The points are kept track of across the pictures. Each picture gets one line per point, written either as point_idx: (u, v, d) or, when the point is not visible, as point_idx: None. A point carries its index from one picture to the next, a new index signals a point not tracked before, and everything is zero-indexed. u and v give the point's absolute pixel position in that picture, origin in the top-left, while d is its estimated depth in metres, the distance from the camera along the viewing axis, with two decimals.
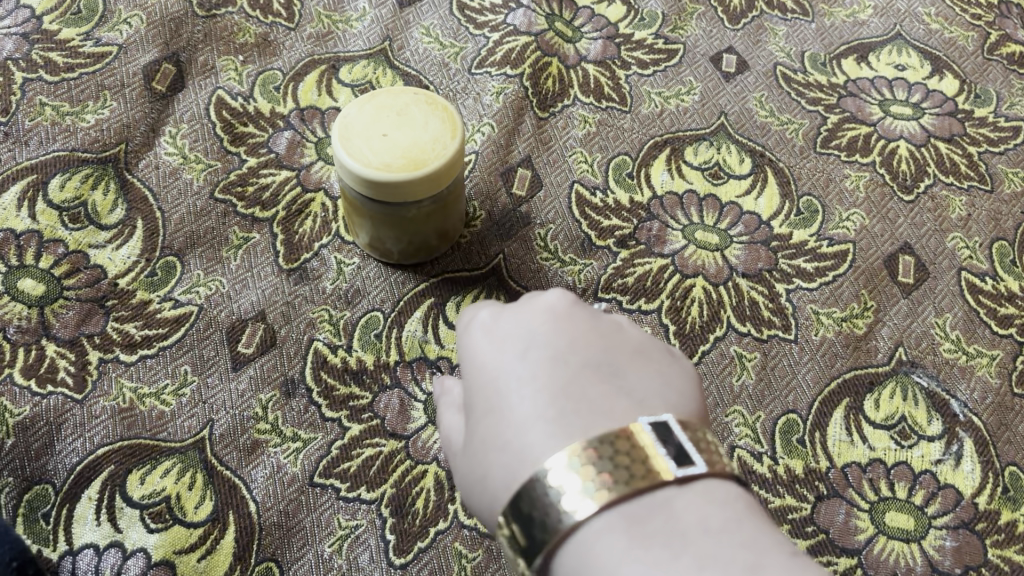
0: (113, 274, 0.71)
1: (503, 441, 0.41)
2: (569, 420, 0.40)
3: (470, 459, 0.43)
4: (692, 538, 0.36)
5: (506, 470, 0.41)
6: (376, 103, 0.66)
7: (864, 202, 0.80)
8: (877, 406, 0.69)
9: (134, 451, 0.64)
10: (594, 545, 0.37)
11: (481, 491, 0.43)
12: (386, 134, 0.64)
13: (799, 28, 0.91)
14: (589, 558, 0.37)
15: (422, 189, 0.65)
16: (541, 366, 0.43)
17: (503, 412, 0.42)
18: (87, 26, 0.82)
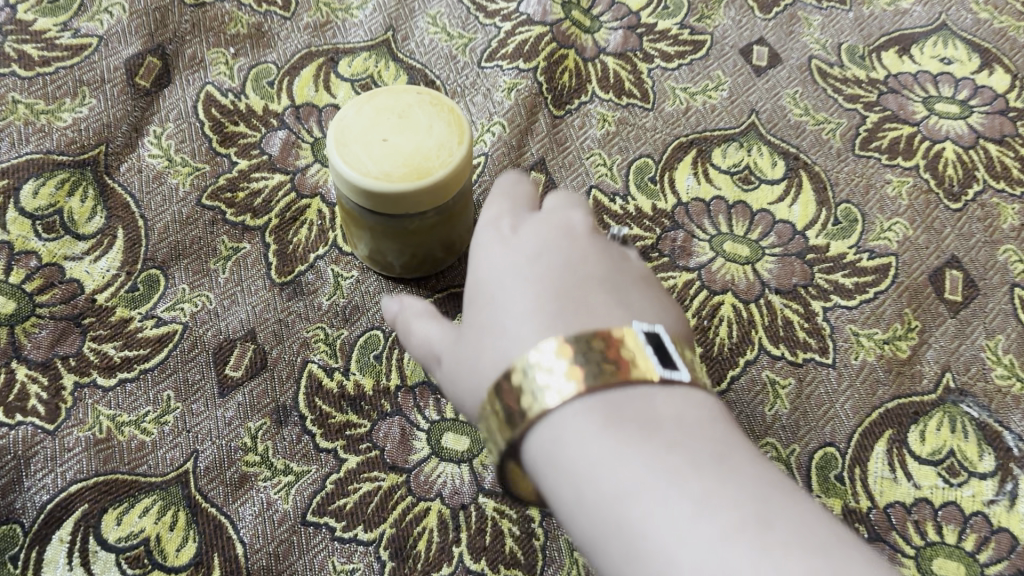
0: (91, 290, 0.65)
1: (500, 328, 0.45)
2: (567, 313, 0.44)
3: (463, 345, 0.47)
4: (666, 428, 0.39)
5: (500, 350, 0.44)
6: (376, 104, 0.60)
7: (907, 210, 0.73)
8: (923, 439, 0.63)
9: (110, 488, 0.59)
10: (568, 424, 0.40)
11: (467, 374, 0.46)
12: (386, 138, 0.58)
13: (835, 18, 0.84)
14: (564, 432, 0.40)
15: (427, 199, 0.58)
16: (545, 271, 0.46)
17: (505, 302, 0.46)
18: (64, 15, 0.76)
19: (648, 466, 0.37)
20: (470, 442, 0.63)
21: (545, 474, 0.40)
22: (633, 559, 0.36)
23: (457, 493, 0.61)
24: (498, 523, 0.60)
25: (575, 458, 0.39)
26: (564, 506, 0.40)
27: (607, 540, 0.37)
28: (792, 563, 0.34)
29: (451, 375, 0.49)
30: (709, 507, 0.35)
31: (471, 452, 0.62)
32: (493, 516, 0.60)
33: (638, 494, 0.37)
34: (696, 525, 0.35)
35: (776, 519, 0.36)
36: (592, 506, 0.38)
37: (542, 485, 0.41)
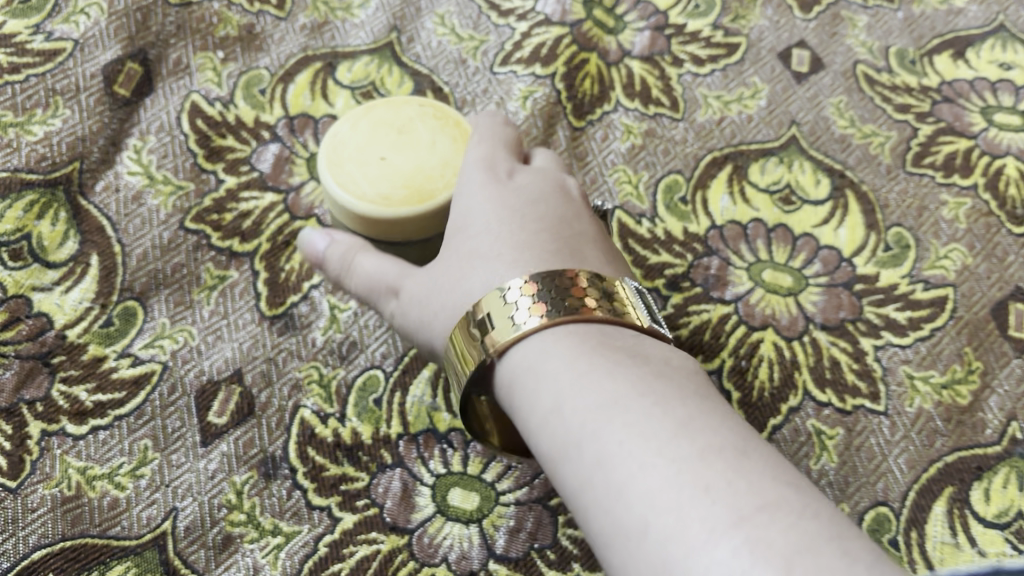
0: (61, 324, 0.59)
1: (491, 253, 0.45)
2: (565, 256, 0.45)
3: (439, 269, 0.47)
4: (652, 363, 0.39)
5: (487, 274, 0.44)
6: (371, 116, 0.53)
7: (965, 234, 0.66)
8: (988, 498, 0.56)
9: (77, 554, 0.52)
10: (556, 347, 0.40)
11: (435, 299, 0.47)
12: (384, 157, 0.51)
13: (882, 18, 0.77)
14: (550, 351, 0.40)
15: (429, 226, 0.51)
16: (544, 210, 0.48)
17: (498, 229, 0.46)
18: (37, 17, 0.70)
19: (635, 387, 0.37)
20: (480, 499, 0.56)
21: (524, 392, 0.39)
22: (603, 466, 0.34)
23: (465, 557, 0.54)
24: None
25: (560, 375, 0.38)
26: (537, 421, 0.38)
27: (576, 450, 0.36)
28: (762, 485, 0.32)
29: (420, 303, 0.48)
30: (689, 429, 0.34)
31: (481, 511, 0.56)
32: None
33: (623, 407, 0.35)
34: (671, 439, 0.34)
35: (754, 452, 0.34)
36: (568, 416, 0.37)
37: (520, 399, 0.40)
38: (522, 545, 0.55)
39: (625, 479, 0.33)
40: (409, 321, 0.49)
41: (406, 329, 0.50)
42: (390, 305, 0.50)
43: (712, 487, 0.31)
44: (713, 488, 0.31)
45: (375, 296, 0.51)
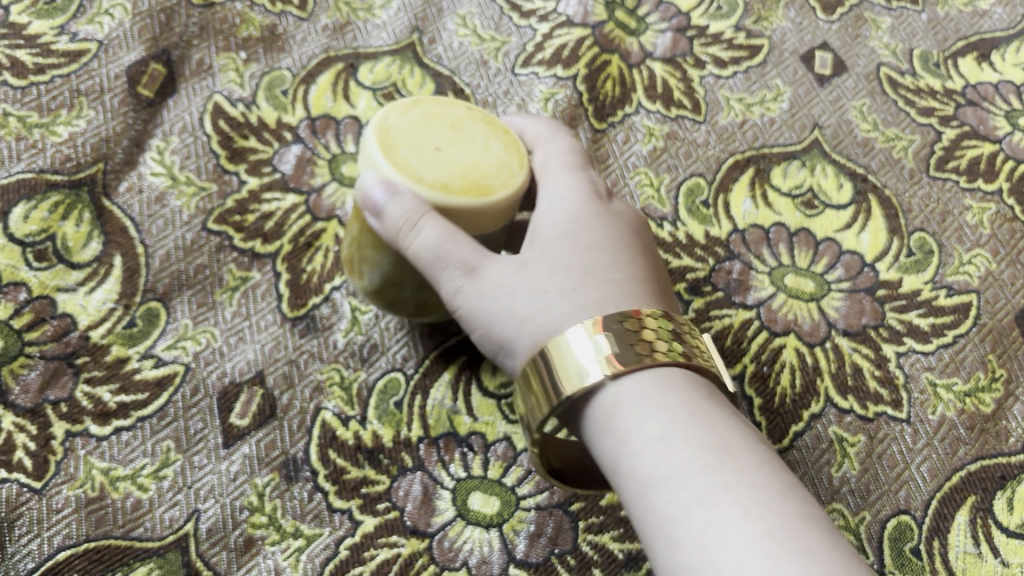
0: (84, 325, 0.59)
1: (607, 275, 0.46)
2: (661, 294, 0.48)
3: (535, 268, 0.46)
4: (747, 426, 0.41)
5: (604, 295, 0.45)
6: (421, 107, 0.48)
7: (989, 240, 0.66)
8: (1011, 508, 0.56)
9: (102, 556, 0.52)
10: (666, 385, 0.41)
11: (526, 298, 0.45)
12: (437, 147, 0.46)
13: (906, 20, 0.77)
14: (661, 385, 0.41)
15: (480, 223, 0.47)
16: (640, 240, 0.50)
17: (610, 251, 0.47)
18: (62, 17, 0.70)
19: (742, 442, 0.38)
20: (500, 504, 0.56)
21: (625, 413, 0.40)
22: (710, 499, 0.35)
23: (485, 562, 0.54)
24: None
25: (672, 412, 0.39)
26: (636, 446, 0.39)
27: (681, 478, 0.36)
28: (853, 567, 0.34)
29: (509, 295, 0.45)
30: (790, 494, 0.36)
31: (502, 516, 0.56)
32: None
33: (736, 457, 0.37)
34: (777, 497, 0.35)
35: (840, 537, 0.36)
36: (677, 449, 0.38)
37: (616, 423, 0.40)
38: (542, 550, 0.55)
39: (731, 517, 0.34)
40: (482, 304, 0.46)
41: (468, 310, 0.46)
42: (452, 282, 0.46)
43: (812, 551, 0.33)
44: (812, 553, 0.33)
45: (439, 267, 0.46)
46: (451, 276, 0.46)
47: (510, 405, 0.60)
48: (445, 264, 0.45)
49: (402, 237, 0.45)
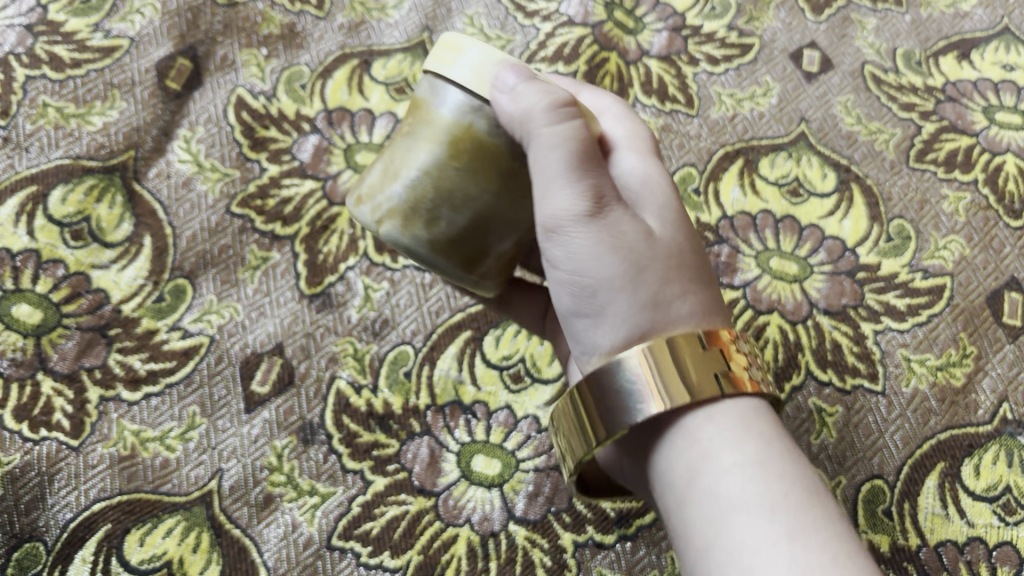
0: (117, 299, 0.64)
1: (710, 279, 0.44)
2: None
3: (658, 243, 0.42)
4: None
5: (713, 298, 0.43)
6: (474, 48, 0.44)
7: (964, 227, 0.70)
8: (978, 474, 0.60)
9: (133, 507, 0.57)
10: (755, 414, 0.40)
11: (654, 270, 0.41)
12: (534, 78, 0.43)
13: (891, 20, 0.81)
14: (752, 415, 0.39)
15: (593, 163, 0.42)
16: None
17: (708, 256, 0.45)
18: (96, 15, 0.75)
19: (821, 488, 0.38)
20: (501, 466, 0.61)
21: (712, 431, 0.39)
22: (799, 541, 0.35)
23: (487, 519, 0.59)
24: (530, 553, 0.58)
25: (763, 447, 0.38)
26: (725, 466, 0.37)
27: (768, 514, 0.36)
28: None
29: (632, 258, 0.41)
30: (866, 553, 0.36)
31: (502, 477, 0.60)
32: (524, 546, 0.58)
33: (820, 503, 0.37)
34: (858, 552, 0.35)
35: None
36: (765, 486, 0.37)
37: (701, 444, 0.38)
38: (540, 508, 0.59)
39: (813, 565, 0.34)
40: (604, 252, 0.41)
41: (582, 252, 0.41)
42: (569, 218, 0.41)
43: None
44: None
45: (567, 184, 0.40)
46: (576, 203, 0.41)
47: (512, 376, 0.64)
48: (574, 186, 0.40)
49: (543, 130, 0.39)
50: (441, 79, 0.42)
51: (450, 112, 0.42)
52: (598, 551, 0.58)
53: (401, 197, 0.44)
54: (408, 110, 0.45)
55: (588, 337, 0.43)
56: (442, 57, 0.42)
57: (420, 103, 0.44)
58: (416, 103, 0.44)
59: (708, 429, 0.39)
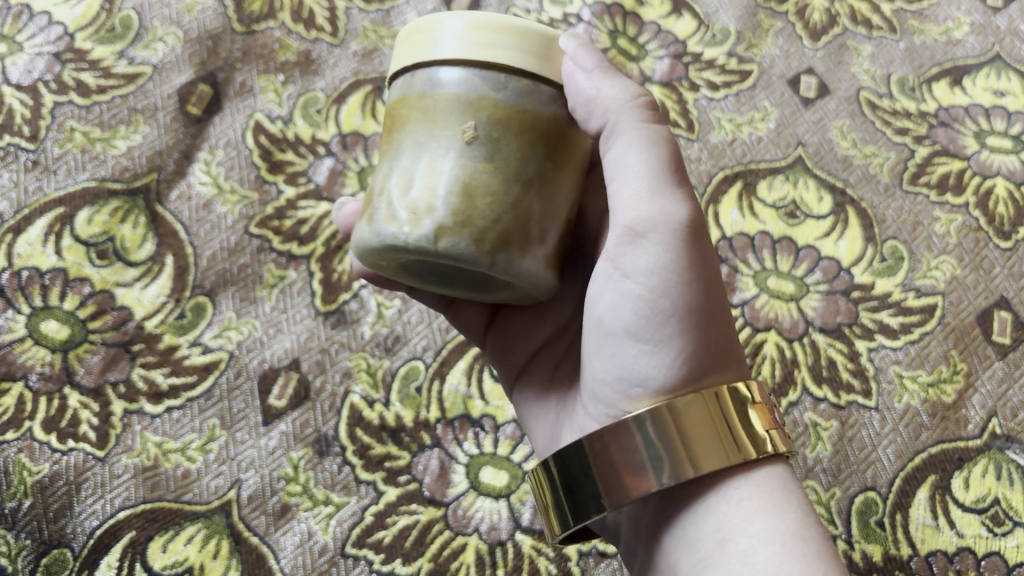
0: (140, 316, 0.67)
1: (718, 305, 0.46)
2: None
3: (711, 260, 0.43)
4: None
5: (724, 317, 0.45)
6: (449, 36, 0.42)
7: (955, 248, 0.72)
8: (967, 486, 0.62)
9: (156, 516, 0.60)
10: (792, 487, 0.39)
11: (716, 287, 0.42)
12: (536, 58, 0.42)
13: (886, 48, 0.83)
14: (789, 486, 0.39)
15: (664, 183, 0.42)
16: None
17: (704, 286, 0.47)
18: (121, 43, 0.78)
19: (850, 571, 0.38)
20: (509, 477, 0.63)
21: (749, 498, 0.38)
22: None
23: (495, 528, 0.61)
24: (535, 561, 0.60)
25: (800, 520, 0.38)
26: (760, 538, 0.37)
27: None
28: None
29: (703, 270, 0.41)
30: None
31: (510, 487, 0.63)
32: (530, 554, 0.61)
33: None
34: None
35: None
36: (801, 562, 0.36)
37: (738, 507, 0.38)
38: None
39: None
40: (689, 265, 0.40)
41: (671, 265, 0.40)
42: (660, 232, 0.40)
43: None
44: None
45: (663, 190, 0.40)
46: (674, 209, 0.40)
47: None
48: (670, 192, 0.40)
49: (634, 126, 0.40)
50: (501, 66, 0.38)
51: (522, 101, 0.39)
52: (601, 559, 0.61)
53: (510, 217, 0.39)
54: (441, 116, 0.39)
55: (642, 368, 0.41)
56: (484, 43, 0.39)
57: (446, 105, 0.39)
58: (455, 101, 0.39)
59: (737, 493, 0.38)
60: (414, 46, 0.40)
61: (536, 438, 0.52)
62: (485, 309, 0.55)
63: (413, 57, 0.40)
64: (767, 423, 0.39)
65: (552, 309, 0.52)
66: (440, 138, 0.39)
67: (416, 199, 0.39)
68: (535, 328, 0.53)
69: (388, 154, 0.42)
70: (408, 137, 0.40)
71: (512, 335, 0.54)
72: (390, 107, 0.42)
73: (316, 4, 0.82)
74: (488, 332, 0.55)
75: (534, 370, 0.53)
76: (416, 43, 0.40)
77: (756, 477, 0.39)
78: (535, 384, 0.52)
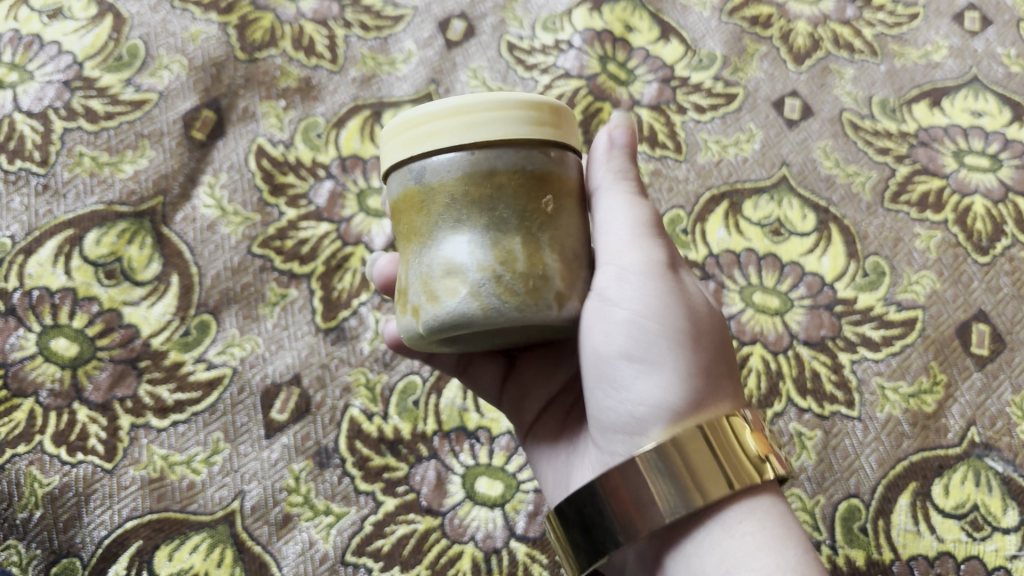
0: (147, 333, 0.69)
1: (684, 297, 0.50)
2: None
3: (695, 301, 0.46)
4: None
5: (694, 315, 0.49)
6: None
7: (935, 263, 0.75)
8: (947, 492, 0.65)
9: (162, 525, 0.62)
10: (791, 522, 0.41)
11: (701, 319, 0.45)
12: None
13: (867, 70, 0.86)
14: (787, 520, 0.41)
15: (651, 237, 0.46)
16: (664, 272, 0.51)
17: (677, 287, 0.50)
18: (128, 71, 0.81)
19: None
20: (504, 486, 0.65)
21: (750, 531, 0.40)
22: None
23: (490, 537, 0.63)
24: (529, 567, 0.62)
25: (800, 554, 0.40)
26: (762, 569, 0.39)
27: None
28: None
29: (686, 299, 0.44)
30: None
31: (504, 497, 0.65)
32: (524, 561, 0.63)
33: None
34: None
35: None
36: None
37: (741, 540, 0.40)
38: (539, 526, 0.64)
39: None
40: (670, 292, 0.43)
41: (654, 291, 0.43)
42: (640, 264, 0.44)
43: None
44: None
45: (644, 236, 0.45)
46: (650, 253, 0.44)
47: None
48: (648, 238, 0.45)
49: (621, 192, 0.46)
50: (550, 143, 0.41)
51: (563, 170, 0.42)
52: None
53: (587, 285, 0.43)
54: (507, 192, 0.40)
55: (641, 391, 0.43)
56: (532, 119, 0.40)
57: (515, 182, 0.40)
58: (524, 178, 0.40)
59: (743, 526, 0.40)
60: (457, 123, 0.39)
61: (549, 481, 0.55)
62: (501, 365, 0.58)
63: (461, 137, 0.39)
64: (764, 448, 0.42)
65: (563, 359, 0.55)
66: (521, 211, 0.40)
67: (528, 270, 0.39)
68: (547, 377, 0.55)
69: (447, 227, 0.40)
70: (472, 218, 0.40)
71: (526, 385, 0.57)
72: (427, 190, 0.40)
73: (316, 32, 0.85)
74: (504, 386, 0.58)
75: (547, 417, 0.55)
76: (462, 126, 0.39)
77: (765, 503, 0.41)
78: (549, 431, 0.55)
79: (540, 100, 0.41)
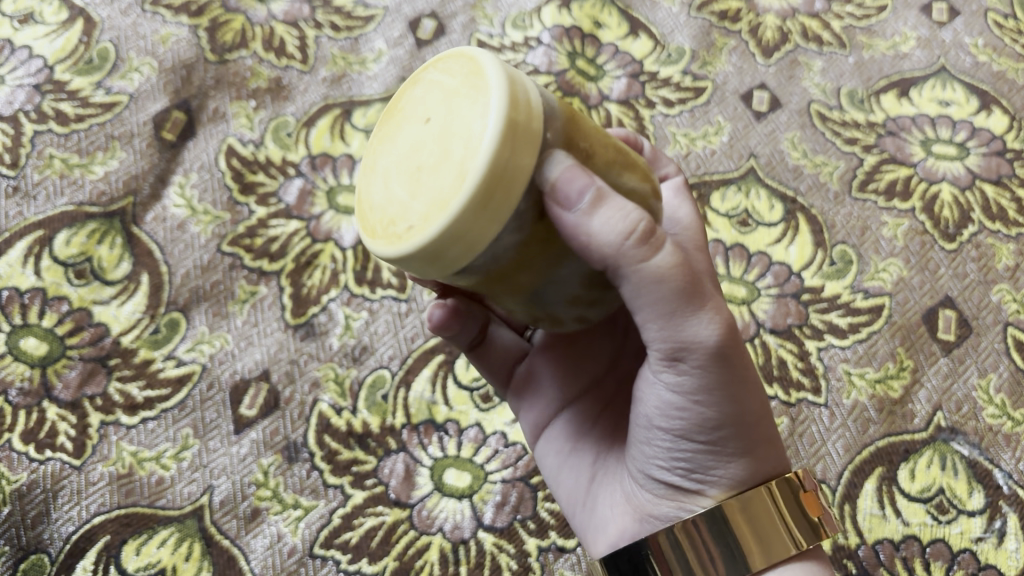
0: (116, 332, 0.69)
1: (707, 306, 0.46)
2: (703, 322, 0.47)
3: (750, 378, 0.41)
4: None
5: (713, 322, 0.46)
6: (440, 183, 0.33)
7: (902, 251, 0.75)
8: (913, 477, 0.65)
9: (130, 520, 0.63)
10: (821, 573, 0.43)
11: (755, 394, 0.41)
12: (421, 113, 0.36)
13: (836, 62, 0.87)
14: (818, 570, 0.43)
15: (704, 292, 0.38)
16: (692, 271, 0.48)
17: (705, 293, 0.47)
18: (98, 74, 0.81)
19: None
20: (471, 478, 0.65)
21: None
22: None
23: (458, 527, 0.63)
24: (497, 558, 0.62)
25: None
26: None
27: None
28: None
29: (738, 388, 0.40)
30: None
31: (472, 488, 0.65)
32: (492, 551, 0.62)
33: None
34: None
35: None
36: None
37: None
38: (507, 516, 0.63)
39: None
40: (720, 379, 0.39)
41: (706, 380, 0.39)
42: (681, 349, 0.37)
43: None
44: None
45: (687, 320, 0.36)
46: (705, 335, 0.37)
47: (481, 396, 0.68)
48: (689, 323, 0.36)
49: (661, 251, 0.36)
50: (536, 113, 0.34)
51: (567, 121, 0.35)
52: (561, 554, 0.62)
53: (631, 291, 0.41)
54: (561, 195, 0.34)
55: (699, 458, 0.42)
56: (521, 129, 0.32)
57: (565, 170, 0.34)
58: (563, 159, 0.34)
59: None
60: (491, 210, 0.32)
61: (567, 495, 0.53)
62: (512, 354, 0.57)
63: (499, 217, 0.33)
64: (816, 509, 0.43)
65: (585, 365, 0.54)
66: None
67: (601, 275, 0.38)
68: (565, 382, 0.54)
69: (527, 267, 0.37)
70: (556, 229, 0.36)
71: (541, 386, 0.55)
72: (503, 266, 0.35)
73: (287, 33, 0.85)
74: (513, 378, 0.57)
75: (562, 424, 0.54)
76: (492, 213, 0.32)
77: (813, 560, 0.43)
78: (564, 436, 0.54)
79: (503, 113, 0.32)
